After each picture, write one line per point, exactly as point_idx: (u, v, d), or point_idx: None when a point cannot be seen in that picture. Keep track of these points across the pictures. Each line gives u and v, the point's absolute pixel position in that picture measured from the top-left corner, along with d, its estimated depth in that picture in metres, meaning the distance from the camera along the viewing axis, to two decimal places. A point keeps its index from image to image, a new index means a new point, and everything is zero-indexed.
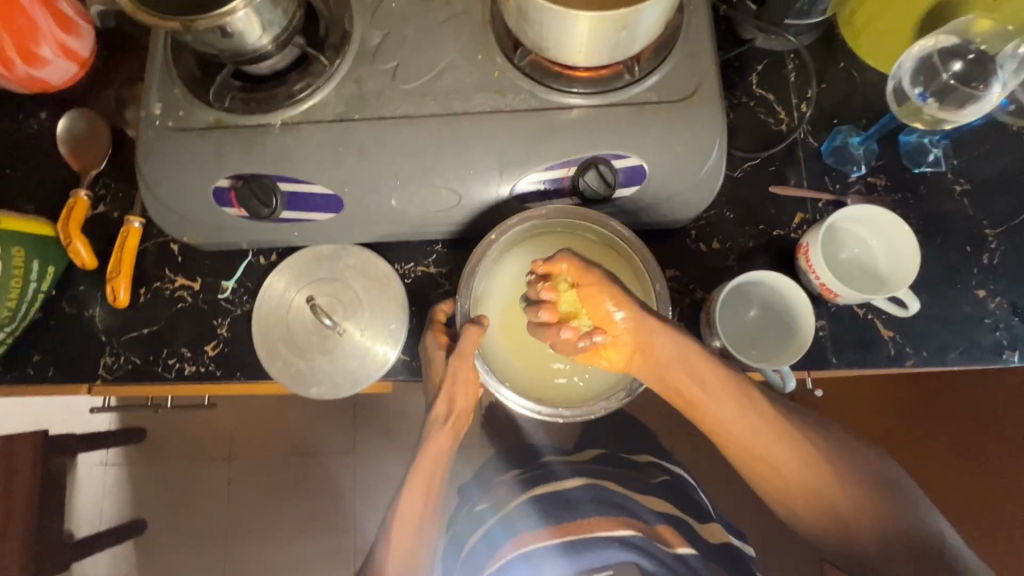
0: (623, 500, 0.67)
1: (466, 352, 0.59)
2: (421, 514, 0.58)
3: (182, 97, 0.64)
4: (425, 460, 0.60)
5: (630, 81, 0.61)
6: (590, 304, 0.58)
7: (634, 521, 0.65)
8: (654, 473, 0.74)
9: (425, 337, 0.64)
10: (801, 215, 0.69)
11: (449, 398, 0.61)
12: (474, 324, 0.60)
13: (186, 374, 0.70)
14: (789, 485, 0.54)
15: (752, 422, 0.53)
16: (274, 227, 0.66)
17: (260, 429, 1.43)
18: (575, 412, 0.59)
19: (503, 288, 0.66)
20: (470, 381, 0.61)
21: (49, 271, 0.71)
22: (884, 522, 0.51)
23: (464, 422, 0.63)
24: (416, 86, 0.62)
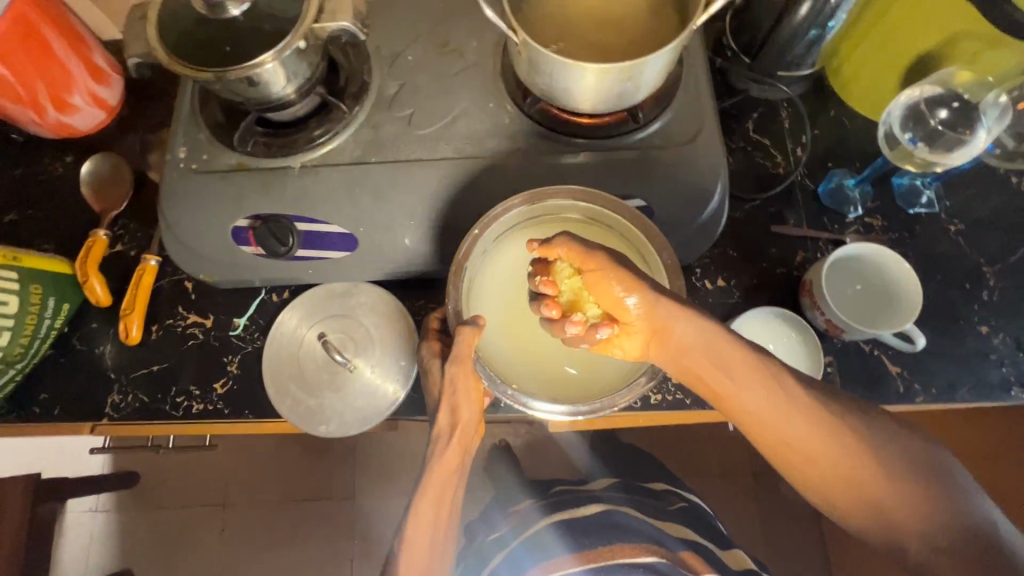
0: (647, 528, 0.65)
1: (462, 357, 0.54)
2: (434, 537, 0.53)
3: (206, 141, 0.67)
4: (432, 480, 0.54)
5: (634, 127, 0.64)
6: (594, 290, 0.51)
7: (659, 548, 0.62)
8: (673, 500, 0.75)
9: (420, 347, 0.62)
10: (802, 253, 0.71)
11: (451, 408, 0.56)
12: (468, 324, 0.55)
13: (194, 412, 0.70)
14: (829, 481, 0.47)
15: (784, 405, 0.47)
16: (289, 266, 0.68)
17: (257, 473, 1.40)
18: (594, 408, 0.54)
19: (500, 281, 0.63)
20: (472, 387, 0.56)
21: (64, 308, 0.72)
22: (942, 524, 0.44)
23: (473, 433, 0.57)
24: (430, 132, 0.65)
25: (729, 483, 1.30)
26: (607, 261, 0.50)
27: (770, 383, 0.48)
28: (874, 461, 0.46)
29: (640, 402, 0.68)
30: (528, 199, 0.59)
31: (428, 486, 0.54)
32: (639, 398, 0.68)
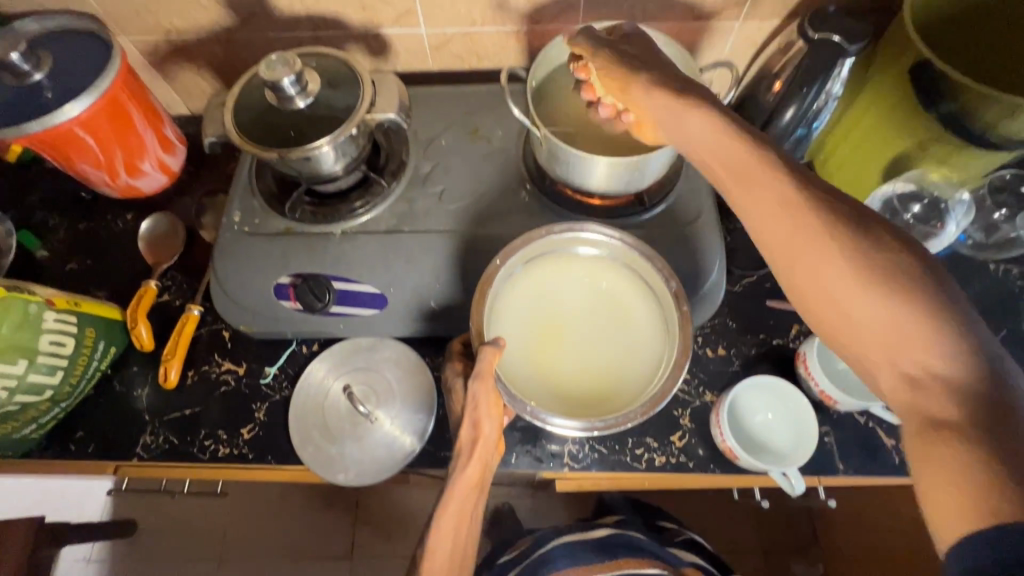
0: (653, 547, 0.84)
1: (484, 375, 0.57)
2: (453, 544, 0.62)
3: (259, 207, 0.76)
4: (455, 493, 0.61)
5: (641, 209, 0.71)
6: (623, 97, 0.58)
7: (661, 563, 0.81)
8: (675, 533, 0.92)
9: (445, 368, 0.67)
10: (797, 326, 0.77)
11: (474, 427, 0.60)
12: (492, 343, 0.57)
13: (219, 455, 0.74)
14: (820, 299, 0.45)
15: (782, 209, 0.46)
16: (322, 320, 0.74)
17: (256, 526, 1.39)
18: (608, 423, 0.57)
19: (517, 305, 0.65)
20: (492, 403, 0.59)
21: (111, 351, 0.78)
22: (948, 370, 0.39)
23: (491, 447, 0.61)
24: (458, 206, 0.73)
25: (735, 556, 1.28)
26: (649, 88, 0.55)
27: (777, 185, 0.46)
28: (909, 298, 0.41)
29: (643, 463, 0.70)
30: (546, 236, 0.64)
31: (448, 504, 0.61)
32: (644, 459, 0.70)
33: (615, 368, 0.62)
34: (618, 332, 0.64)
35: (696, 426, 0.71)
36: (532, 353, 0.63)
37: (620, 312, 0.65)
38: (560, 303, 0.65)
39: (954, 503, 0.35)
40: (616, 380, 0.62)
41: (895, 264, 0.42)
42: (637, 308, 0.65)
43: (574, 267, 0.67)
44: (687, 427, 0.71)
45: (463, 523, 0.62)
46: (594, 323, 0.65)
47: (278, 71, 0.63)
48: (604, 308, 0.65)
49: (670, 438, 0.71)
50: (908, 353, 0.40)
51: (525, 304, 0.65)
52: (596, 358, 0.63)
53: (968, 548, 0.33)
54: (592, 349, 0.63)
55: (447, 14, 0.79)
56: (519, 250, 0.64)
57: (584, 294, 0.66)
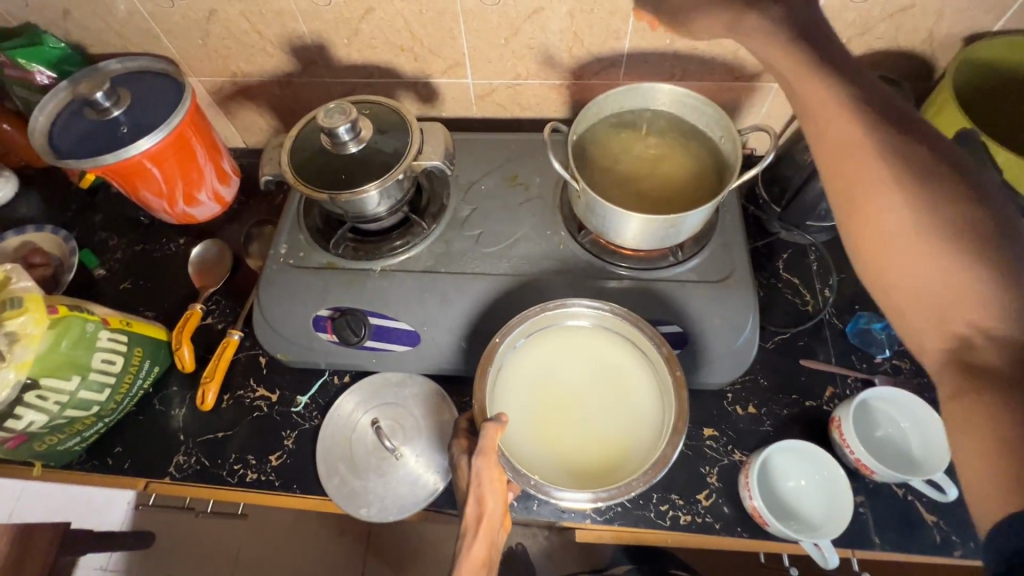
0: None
1: (486, 452, 0.56)
2: None
3: (304, 241, 0.79)
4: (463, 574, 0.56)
5: (674, 262, 0.72)
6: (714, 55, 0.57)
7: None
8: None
9: (450, 443, 0.64)
10: (831, 388, 0.75)
11: (477, 506, 0.58)
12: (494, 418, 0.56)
13: (246, 481, 0.75)
14: (878, 241, 0.48)
15: (865, 149, 0.49)
16: (356, 353, 0.76)
17: (270, 549, 1.39)
18: (612, 494, 0.55)
19: (515, 384, 0.65)
20: (495, 479, 0.58)
21: (154, 370, 0.81)
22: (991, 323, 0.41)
23: (497, 527, 0.59)
24: (495, 250, 0.75)
25: None
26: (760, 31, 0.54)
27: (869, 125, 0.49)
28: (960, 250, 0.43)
29: (668, 521, 0.68)
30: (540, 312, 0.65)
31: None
32: (668, 517, 0.69)
33: (617, 436, 0.62)
34: (614, 404, 0.64)
35: (724, 486, 0.70)
36: (534, 427, 0.63)
37: (618, 380, 0.65)
38: (558, 375, 0.66)
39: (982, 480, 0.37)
40: (619, 449, 0.62)
41: (954, 212, 0.45)
42: (634, 378, 0.65)
43: (570, 340, 0.68)
44: (714, 486, 0.70)
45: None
46: (593, 392, 0.65)
47: (336, 119, 0.68)
48: (602, 378, 0.66)
49: (696, 497, 0.69)
50: (956, 309, 0.43)
51: (525, 378, 0.65)
52: (598, 428, 0.63)
53: (1010, 523, 0.34)
54: (593, 420, 0.63)
55: (494, 68, 0.83)
56: (518, 327, 0.65)
57: (584, 366, 0.66)
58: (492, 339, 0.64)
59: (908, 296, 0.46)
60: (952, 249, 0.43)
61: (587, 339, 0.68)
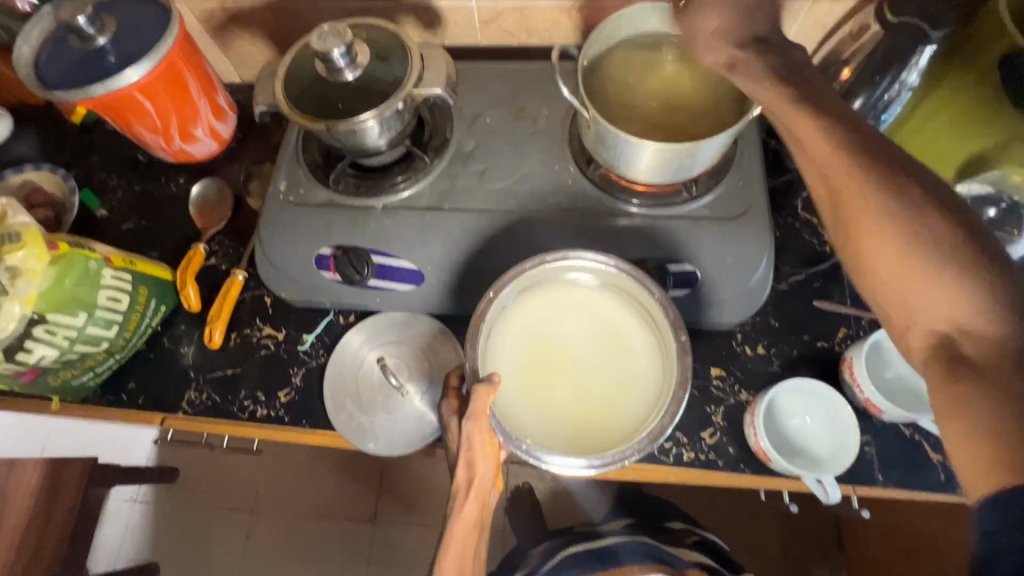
0: (654, 551, 0.83)
1: (479, 420, 0.57)
2: None
3: (304, 178, 0.77)
4: (455, 532, 0.62)
5: (687, 198, 0.69)
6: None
7: (664, 566, 0.81)
8: (686, 533, 0.90)
9: (440, 405, 0.65)
10: (845, 330, 0.73)
11: (469, 469, 0.60)
12: (484, 383, 0.57)
13: (256, 416, 0.77)
14: (865, 246, 0.44)
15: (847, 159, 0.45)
16: (360, 292, 0.75)
17: (287, 484, 1.45)
18: (605, 460, 0.56)
19: (508, 342, 0.64)
20: (487, 444, 0.59)
21: (161, 309, 0.81)
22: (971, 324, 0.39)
23: (488, 486, 0.62)
24: (499, 186, 0.72)
25: (755, 557, 1.26)
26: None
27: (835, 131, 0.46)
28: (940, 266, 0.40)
29: (671, 457, 0.69)
30: (535, 265, 0.63)
31: (449, 550, 0.61)
32: (672, 453, 0.69)
33: (613, 395, 0.62)
34: (609, 364, 0.64)
35: (729, 425, 0.70)
36: (525, 384, 0.63)
37: (614, 340, 0.65)
38: (552, 332, 0.65)
39: (972, 468, 0.36)
40: (610, 411, 0.62)
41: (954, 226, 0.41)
42: (631, 338, 0.65)
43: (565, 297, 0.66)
44: (720, 424, 0.70)
45: (469, 563, 0.62)
46: (587, 352, 0.64)
47: (330, 42, 0.63)
48: (597, 337, 0.65)
49: (700, 435, 0.70)
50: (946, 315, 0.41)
51: (517, 335, 0.65)
52: (589, 388, 0.63)
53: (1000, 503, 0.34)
54: (586, 381, 0.63)
55: None
56: (511, 281, 0.63)
57: (580, 322, 0.66)
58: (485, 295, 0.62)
59: (899, 305, 0.43)
60: (925, 247, 0.41)
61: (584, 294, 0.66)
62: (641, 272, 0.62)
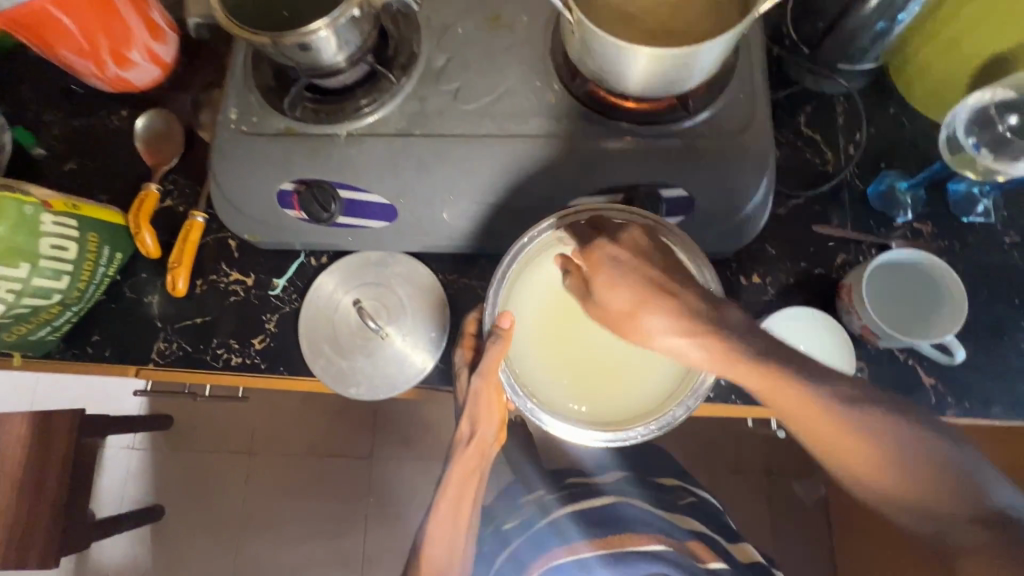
0: (655, 518, 0.68)
1: (490, 376, 0.60)
2: (455, 524, 0.64)
3: (257, 104, 0.68)
4: (453, 478, 0.65)
5: (682, 115, 0.63)
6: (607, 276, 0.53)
7: (666, 537, 0.65)
8: (681, 494, 0.75)
9: (455, 353, 0.67)
10: (843, 255, 0.70)
11: (473, 421, 0.64)
12: (496, 338, 0.58)
13: (232, 365, 0.74)
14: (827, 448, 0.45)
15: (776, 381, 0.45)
16: (330, 231, 0.70)
17: (281, 426, 1.43)
18: (610, 436, 0.57)
19: (535, 289, 0.63)
20: (494, 401, 0.63)
21: (117, 257, 0.75)
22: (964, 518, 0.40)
23: (489, 442, 0.66)
24: (475, 107, 0.65)
25: (740, 477, 1.30)
26: (626, 252, 0.53)
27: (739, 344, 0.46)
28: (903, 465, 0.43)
29: None
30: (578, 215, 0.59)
31: (446, 490, 0.64)
32: None
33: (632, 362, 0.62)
34: None
35: None
36: (541, 338, 0.63)
37: None
38: None
39: None
40: (625, 378, 0.61)
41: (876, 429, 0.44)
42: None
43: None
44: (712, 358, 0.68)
45: (466, 505, 0.65)
46: None
47: None
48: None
49: None
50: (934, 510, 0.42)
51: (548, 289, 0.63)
52: (609, 360, 0.62)
53: None
54: (606, 343, 0.63)
55: None
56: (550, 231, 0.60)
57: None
58: (520, 237, 0.60)
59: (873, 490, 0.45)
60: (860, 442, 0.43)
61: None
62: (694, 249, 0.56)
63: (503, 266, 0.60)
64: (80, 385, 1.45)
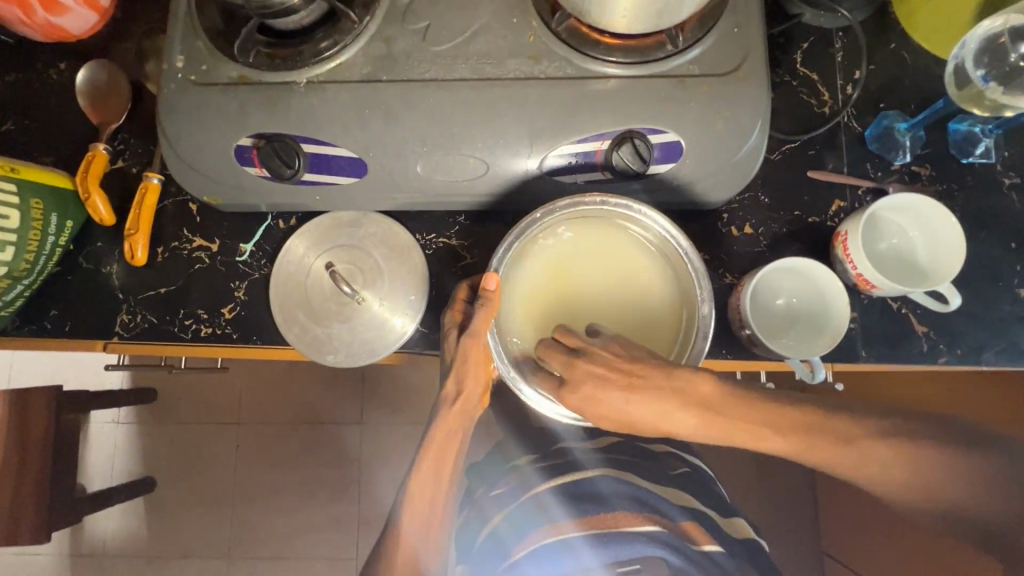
0: (646, 496, 0.62)
1: (477, 333, 0.59)
2: (436, 485, 0.61)
3: (205, 49, 0.62)
4: (434, 438, 0.63)
5: (672, 52, 0.58)
6: (589, 404, 0.53)
7: (659, 518, 0.60)
8: (674, 465, 0.70)
9: (445, 316, 0.64)
10: (839, 202, 0.67)
11: (460, 379, 0.63)
12: (484, 300, 0.58)
13: (202, 336, 0.70)
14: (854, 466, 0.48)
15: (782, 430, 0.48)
16: (296, 189, 0.65)
17: (267, 395, 1.41)
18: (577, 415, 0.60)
19: (533, 265, 0.65)
20: (480, 361, 0.62)
21: (67, 225, 0.70)
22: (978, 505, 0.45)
23: (473, 404, 0.64)
24: (448, 48, 0.59)
25: None
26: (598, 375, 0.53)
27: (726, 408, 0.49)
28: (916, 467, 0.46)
29: None
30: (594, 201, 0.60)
31: (431, 446, 0.63)
32: None
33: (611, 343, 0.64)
34: (621, 311, 0.64)
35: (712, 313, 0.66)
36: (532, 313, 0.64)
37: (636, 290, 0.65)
38: (581, 267, 0.65)
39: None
40: None
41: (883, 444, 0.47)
42: (658, 304, 0.64)
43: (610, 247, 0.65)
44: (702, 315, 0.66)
45: (448, 461, 0.63)
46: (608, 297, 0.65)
47: None
48: (624, 294, 0.65)
49: None
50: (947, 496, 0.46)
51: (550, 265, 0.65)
52: None
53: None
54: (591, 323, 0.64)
55: None
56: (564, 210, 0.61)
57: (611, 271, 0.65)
58: (532, 214, 0.60)
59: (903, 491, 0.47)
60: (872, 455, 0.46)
61: (620, 246, 0.65)
62: (694, 249, 0.60)
63: (508, 241, 0.60)
64: (55, 360, 1.40)
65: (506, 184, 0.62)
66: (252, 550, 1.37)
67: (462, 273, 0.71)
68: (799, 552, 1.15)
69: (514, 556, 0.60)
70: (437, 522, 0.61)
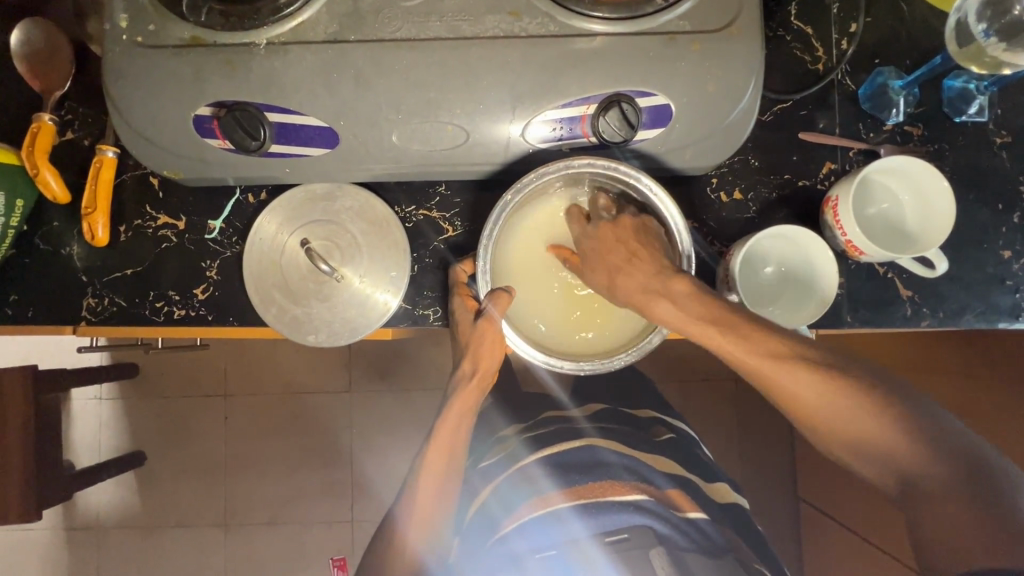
0: (637, 464, 0.63)
1: (494, 317, 0.60)
2: (450, 459, 0.62)
3: (149, 6, 0.56)
4: (449, 415, 0.63)
5: (661, 7, 0.54)
6: (592, 261, 0.60)
7: (647, 487, 0.59)
8: (659, 431, 0.73)
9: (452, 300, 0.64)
10: (829, 165, 0.66)
11: (474, 356, 0.63)
12: (503, 291, 0.60)
13: (175, 318, 0.68)
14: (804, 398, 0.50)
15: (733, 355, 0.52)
16: (264, 161, 0.61)
17: (252, 367, 1.39)
18: (594, 366, 0.59)
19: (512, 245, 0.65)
20: (494, 344, 0.62)
21: (18, 205, 0.65)
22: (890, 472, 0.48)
23: (489, 381, 0.65)
24: (420, 3, 0.54)
25: None
26: (611, 243, 0.59)
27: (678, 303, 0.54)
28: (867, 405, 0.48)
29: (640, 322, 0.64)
30: (558, 170, 0.58)
31: (444, 422, 0.63)
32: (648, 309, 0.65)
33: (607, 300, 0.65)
34: None
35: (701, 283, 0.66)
36: (527, 282, 0.65)
37: None
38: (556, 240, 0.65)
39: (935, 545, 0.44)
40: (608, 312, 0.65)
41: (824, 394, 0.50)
42: None
43: None
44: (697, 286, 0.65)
45: (457, 438, 0.63)
46: None
47: None
48: None
49: None
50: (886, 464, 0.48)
51: (543, 233, 0.65)
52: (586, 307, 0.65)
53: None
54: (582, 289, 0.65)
55: None
56: (532, 185, 0.59)
57: None
58: (502, 197, 0.59)
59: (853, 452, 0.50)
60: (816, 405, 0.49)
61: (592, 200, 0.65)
62: (659, 188, 0.58)
63: (488, 228, 0.59)
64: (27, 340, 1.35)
65: (488, 153, 0.59)
66: (247, 520, 1.38)
67: (445, 247, 0.68)
68: (776, 502, 1.19)
69: (503, 530, 0.59)
70: (449, 498, 0.62)
